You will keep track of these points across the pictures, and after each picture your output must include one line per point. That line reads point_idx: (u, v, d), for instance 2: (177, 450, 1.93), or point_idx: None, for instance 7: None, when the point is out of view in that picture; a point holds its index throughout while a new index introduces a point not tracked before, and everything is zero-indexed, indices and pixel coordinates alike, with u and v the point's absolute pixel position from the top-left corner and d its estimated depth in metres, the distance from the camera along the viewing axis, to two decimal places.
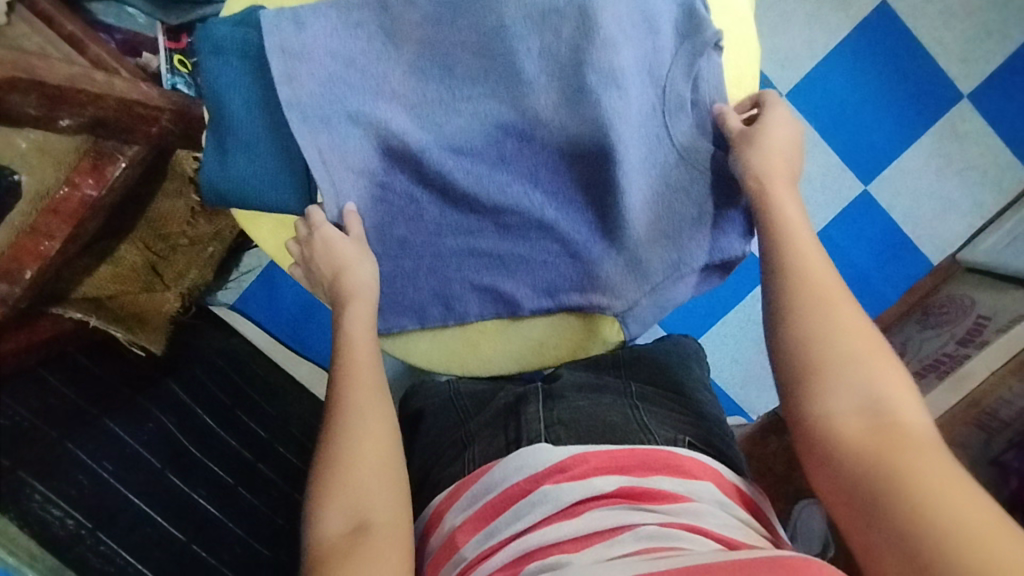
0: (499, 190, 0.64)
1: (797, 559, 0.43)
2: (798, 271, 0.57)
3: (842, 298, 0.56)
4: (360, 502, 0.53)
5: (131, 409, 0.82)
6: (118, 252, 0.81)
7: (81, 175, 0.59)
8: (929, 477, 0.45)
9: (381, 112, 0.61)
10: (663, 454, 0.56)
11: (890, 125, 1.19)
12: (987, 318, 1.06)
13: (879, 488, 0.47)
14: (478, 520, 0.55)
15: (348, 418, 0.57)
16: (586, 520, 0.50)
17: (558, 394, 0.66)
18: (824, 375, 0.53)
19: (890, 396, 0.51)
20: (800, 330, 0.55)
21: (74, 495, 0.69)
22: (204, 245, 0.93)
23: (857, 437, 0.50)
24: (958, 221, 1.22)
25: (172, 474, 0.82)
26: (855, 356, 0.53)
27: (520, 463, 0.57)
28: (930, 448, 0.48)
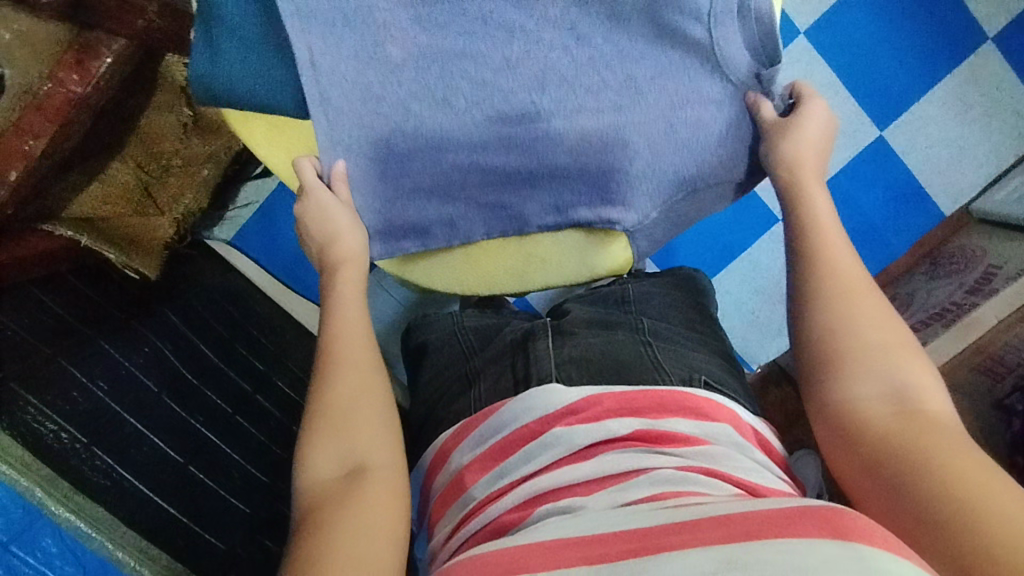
0: (505, 98, 0.60)
1: (829, 511, 0.38)
2: (826, 266, 0.57)
3: (867, 291, 0.55)
4: (348, 447, 0.53)
5: (126, 332, 0.82)
6: (110, 169, 0.80)
7: (65, 70, 0.56)
8: (949, 458, 0.44)
9: (383, 13, 0.58)
10: (678, 396, 0.55)
11: (909, 68, 1.15)
12: (998, 266, 1.04)
13: (900, 464, 0.45)
14: (486, 458, 0.55)
15: (340, 370, 0.57)
16: (600, 463, 0.50)
17: (568, 331, 0.66)
18: (848, 365, 0.52)
19: (917, 387, 0.50)
20: (823, 316, 0.55)
21: (68, 410, 0.68)
22: (199, 167, 0.87)
23: (882, 421, 0.48)
24: (973, 170, 1.19)
25: (169, 398, 0.81)
26: (882, 349, 0.52)
27: (531, 403, 0.56)
28: (953, 431, 0.46)
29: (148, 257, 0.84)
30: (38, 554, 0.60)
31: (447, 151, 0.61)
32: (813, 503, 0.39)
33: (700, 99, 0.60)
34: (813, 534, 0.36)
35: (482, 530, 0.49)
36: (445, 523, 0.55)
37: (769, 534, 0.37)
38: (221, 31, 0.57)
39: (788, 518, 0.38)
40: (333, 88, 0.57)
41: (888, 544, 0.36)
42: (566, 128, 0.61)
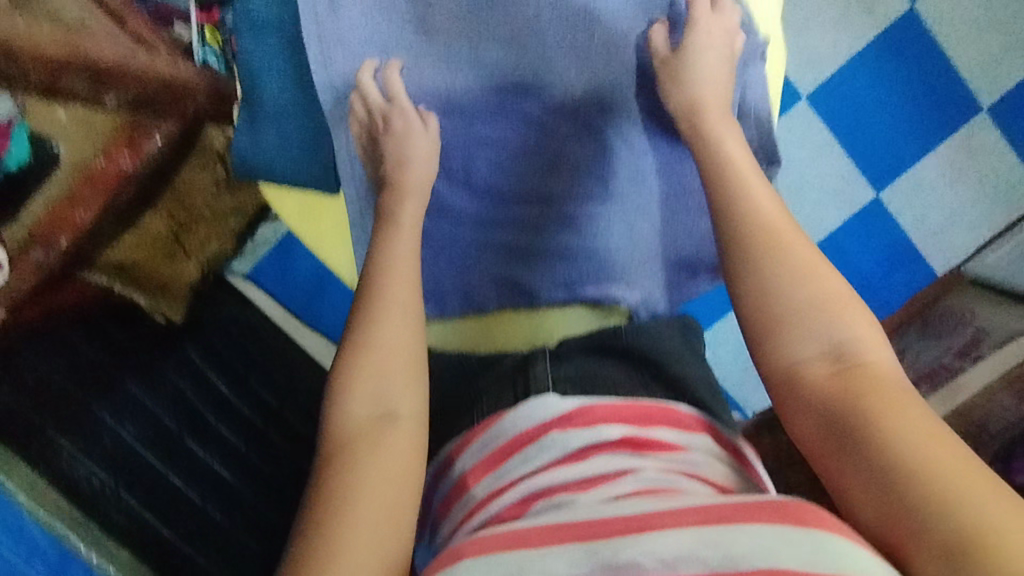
0: (520, 180, 0.65)
1: (795, 506, 0.41)
2: (757, 217, 0.53)
3: (795, 238, 0.52)
4: (384, 388, 0.53)
5: (149, 372, 0.86)
6: (143, 221, 0.82)
7: (117, 149, 0.62)
8: (894, 418, 0.43)
9: (413, 102, 0.65)
10: (667, 407, 0.54)
11: (905, 134, 1.19)
12: (986, 331, 1.08)
13: (852, 426, 0.44)
14: (489, 462, 0.53)
15: (384, 313, 0.56)
16: (592, 463, 0.49)
17: (562, 352, 0.62)
18: (787, 328, 0.49)
19: (852, 336, 0.48)
20: (758, 281, 0.51)
21: (99, 454, 0.74)
22: (226, 219, 0.94)
23: (823, 385, 0.47)
24: (965, 233, 1.23)
25: (189, 438, 0.85)
26: (812, 301, 0.50)
27: (529, 411, 0.55)
28: (893, 386, 0.45)
29: (173, 300, 0.91)
30: None
31: (466, 228, 0.67)
32: (770, 494, 0.43)
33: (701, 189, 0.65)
34: (770, 519, 0.40)
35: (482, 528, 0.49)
36: (449, 522, 0.53)
37: (738, 521, 0.41)
38: (265, 114, 0.67)
39: (751, 507, 0.41)
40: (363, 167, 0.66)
41: (844, 531, 0.40)
42: (576, 209, 0.65)
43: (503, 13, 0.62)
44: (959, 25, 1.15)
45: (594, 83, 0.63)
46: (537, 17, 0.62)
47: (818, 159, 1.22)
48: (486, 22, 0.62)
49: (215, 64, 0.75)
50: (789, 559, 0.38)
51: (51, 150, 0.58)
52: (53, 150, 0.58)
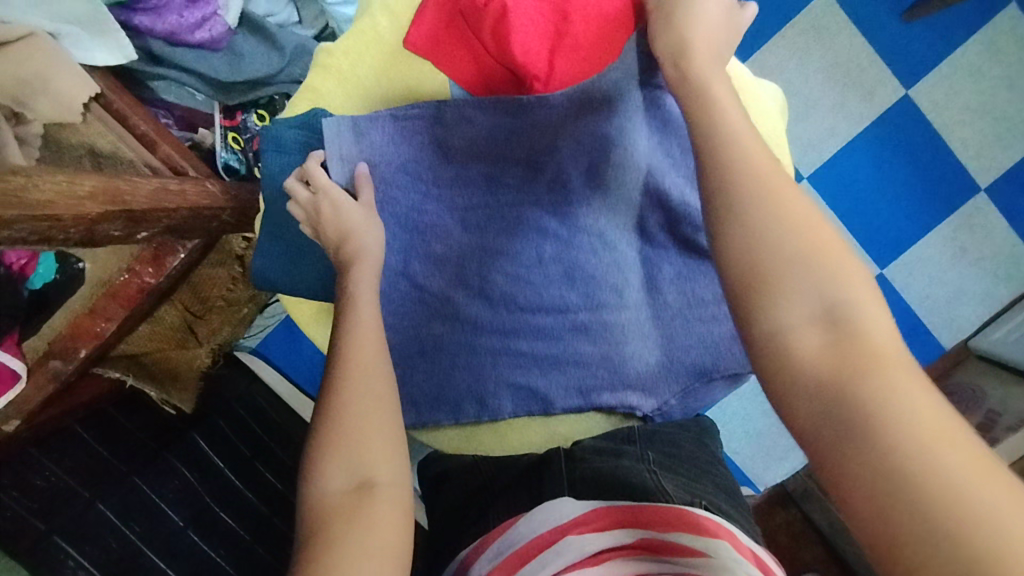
0: (536, 292, 0.66)
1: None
2: (744, 161, 0.40)
3: (787, 185, 0.40)
4: (358, 459, 0.49)
5: (158, 466, 0.85)
6: (158, 312, 0.84)
7: (141, 264, 0.61)
8: (905, 407, 0.31)
9: (430, 216, 0.66)
10: (682, 511, 0.52)
11: (907, 212, 1.22)
12: (998, 412, 1.07)
13: (866, 425, 0.31)
14: (505, 568, 0.52)
15: (349, 377, 0.52)
16: (604, 570, 0.48)
17: (579, 456, 0.62)
18: (776, 288, 0.36)
19: (847, 296, 0.36)
20: (743, 235, 0.38)
21: (103, 557, 0.74)
22: (240, 307, 0.92)
23: (816, 360, 0.34)
24: (971, 308, 1.25)
25: (193, 532, 0.84)
26: (803, 255, 0.37)
27: (545, 517, 0.54)
28: (913, 374, 0.33)
29: (184, 390, 0.90)
30: None
31: (483, 338, 0.67)
32: None
33: (715, 297, 0.66)
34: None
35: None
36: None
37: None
38: (284, 229, 0.65)
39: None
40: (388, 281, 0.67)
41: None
42: (592, 318, 0.66)
43: (519, 133, 0.63)
44: (953, 110, 1.18)
45: (607, 196, 0.64)
46: (553, 138, 0.63)
47: None
48: (503, 142, 0.64)
49: (235, 166, 0.79)
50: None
51: (76, 266, 0.59)
52: (78, 266, 0.59)
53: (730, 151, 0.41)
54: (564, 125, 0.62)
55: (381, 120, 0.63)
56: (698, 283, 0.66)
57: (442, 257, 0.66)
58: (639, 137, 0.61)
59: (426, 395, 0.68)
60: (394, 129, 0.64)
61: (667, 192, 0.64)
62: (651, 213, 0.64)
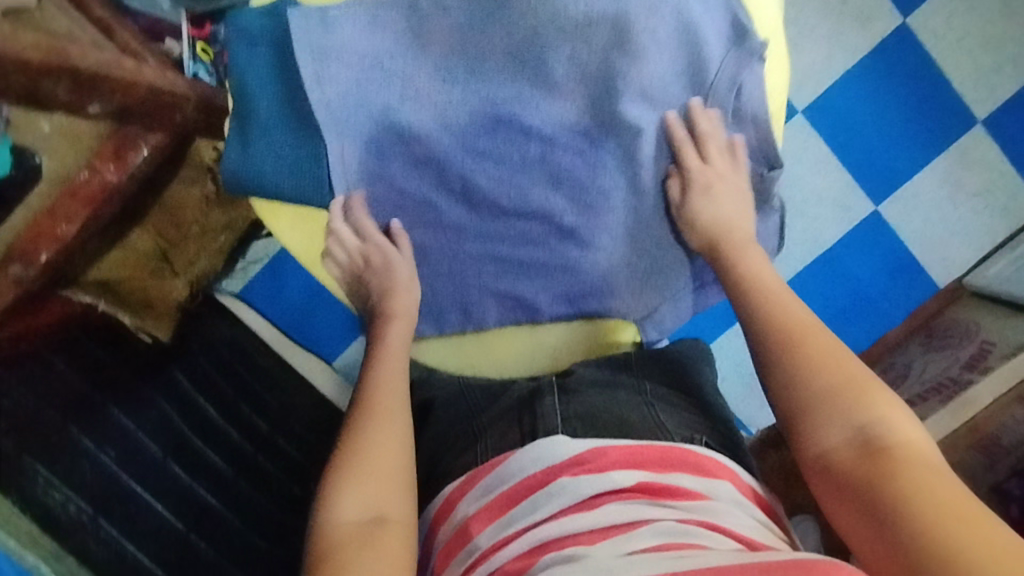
0: (520, 194, 0.63)
1: (830, 566, 0.42)
2: (781, 317, 0.60)
3: (817, 332, 0.59)
4: (373, 496, 0.54)
5: (135, 395, 0.83)
6: (130, 237, 0.80)
7: (102, 160, 0.59)
8: (921, 493, 0.47)
9: (406, 114, 0.61)
10: (682, 451, 0.56)
11: (903, 147, 1.19)
12: (992, 343, 1.06)
13: (885, 512, 0.48)
14: (494, 508, 0.55)
15: (373, 420, 0.58)
16: (603, 513, 0.51)
17: (574, 387, 0.64)
18: (813, 416, 0.55)
19: (875, 419, 0.53)
20: (785, 374, 0.57)
21: (77, 480, 0.70)
22: (216, 234, 0.91)
23: (853, 469, 0.52)
24: (966, 245, 1.22)
25: (173, 463, 0.81)
26: (838, 389, 0.55)
27: (537, 455, 0.56)
28: (925, 467, 0.49)
29: (161, 318, 0.89)
30: None
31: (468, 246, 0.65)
32: (808, 552, 0.44)
33: (704, 194, 0.65)
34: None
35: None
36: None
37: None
38: (255, 128, 0.61)
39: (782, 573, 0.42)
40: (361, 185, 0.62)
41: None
42: (581, 223, 0.64)
43: (498, 25, 0.60)
44: (950, 41, 1.16)
45: (593, 95, 0.62)
46: (536, 29, 0.60)
47: (815, 172, 1.21)
48: (483, 34, 0.60)
49: (205, 79, 0.74)
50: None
51: (34, 161, 0.56)
52: (36, 160, 0.56)
53: (767, 308, 0.61)
54: (547, 15, 0.60)
55: (352, 12, 0.60)
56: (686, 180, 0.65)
57: (416, 163, 0.62)
58: (627, 26, 0.60)
59: (413, 306, 0.68)
60: (366, 19, 0.60)
61: (654, 83, 0.62)
62: (640, 107, 0.62)
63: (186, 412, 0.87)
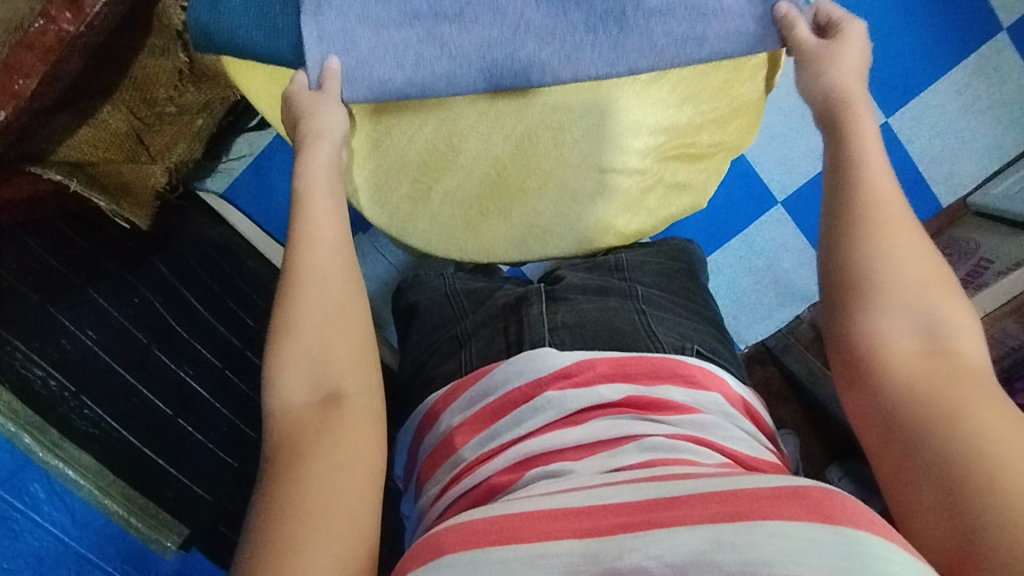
0: (502, 60, 0.57)
1: (819, 492, 0.39)
2: (865, 179, 0.49)
3: (905, 224, 0.48)
4: (318, 374, 0.48)
5: (116, 281, 0.82)
6: (102, 114, 0.76)
7: (57, 9, 0.59)
8: (986, 424, 0.39)
9: None
10: (673, 363, 0.56)
11: (919, 56, 1.15)
12: (990, 260, 1.04)
13: (934, 419, 0.40)
14: (477, 423, 0.54)
15: (310, 283, 0.51)
16: (590, 429, 0.50)
17: (562, 296, 0.64)
18: (878, 298, 0.45)
19: (945, 325, 0.44)
20: (855, 245, 0.47)
21: (57, 358, 0.73)
22: (193, 117, 0.86)
23: (908, 360, 0.43)
24: (975, 162, 1.18)
25: (158, 349, 0.81)
26: (911, 277, 0.46)
27: (522, 367, 0.55)
28: (987, 390, 0.41)
29: (139, 207, 0.85)
30: None
31: (444, 84, 0.58)
32: (809, 482, 0.40)
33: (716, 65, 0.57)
34: (805, 519, 0.37)
35: (470, 493, 0.50)
36: (434, 483, 0.55)
37: (759, 515, 0.37)
38: None
39: (776, 498, 0.38)
40: (331, 27, 0.57)
41: (878, 529, 0.37)
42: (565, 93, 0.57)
43: None
44: None
45: None
46: None
47: None
48: None
49: None
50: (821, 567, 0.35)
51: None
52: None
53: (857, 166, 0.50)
54: None
55: None
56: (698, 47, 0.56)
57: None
58: None
59: None
60: None
61: None
62: None
63: (170, 301, 0.85)
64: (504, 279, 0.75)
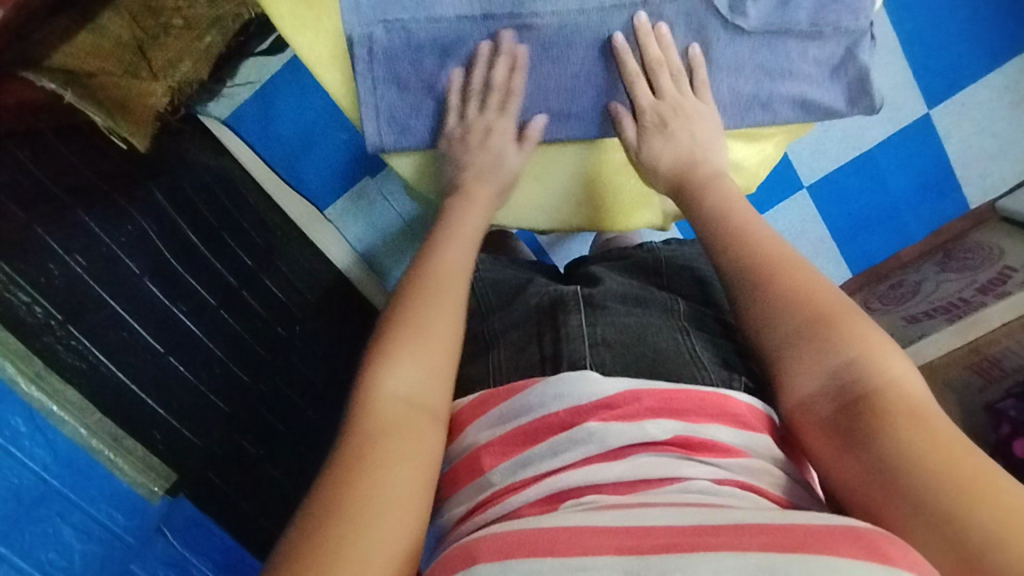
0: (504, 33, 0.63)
1: (877, 535, 0.41)
2: (752, 237, 0.59)
3: (791, 264, 0.57)
4: (429, 379, 0.53)
5: (107, 206, 0.75)
6: (102, 19, 0.72)
7: None
8: (934, 454, 0.44)
9: None
10: (721, 400, 0.56)
11: (974, 46, 1.08)
12: (1013, 269, 1.02)
13: (893, 467, 0.45)
14: (509, 446, 0.55)
15: (436, 296, 0.58)
16: (634, 466, 0.52)
17: (600, 304, 0.67)
18: (789, 352, 0.53)
19: (868, 355, 0.50)
20: (752, 304, 0.56)
21: (43, 283, 0.67)
22: (203, 34, 0.81)
23: (834, 413, 0.50)
24: (1008, 166, 1.15)
25: (150, 281, 0.76)
26: (816, 324, 0.53)
27: (560, 392, 0.56)
28: (923, 416, 0.46)
29: (138, 126, 0.79)
30: (7, 430, 0.65)
31: (499, 133, 0.68)
32: (857, 524, 0.42)
33: (783, 61, 0.66)
34: (861, 556, 0.39)
35: (499, 520, 0.51)
36: (458, 505, 0.56)
37: (814, 549, 0.39)
38: None
39: (832, 536, 0.40)
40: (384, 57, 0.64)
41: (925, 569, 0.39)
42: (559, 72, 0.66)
43: None
44: None
45: None
46: None
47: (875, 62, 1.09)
48: None
49: None
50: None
51: None
52: None
53: (742, 236, 0.59)
54: None
55: None
56: (771, 47, 0.65)
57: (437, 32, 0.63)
58: None
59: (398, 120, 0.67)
60: None
61: None
62: None
63: (167, 233, 0.80)
64: (532, 267, 0.81)
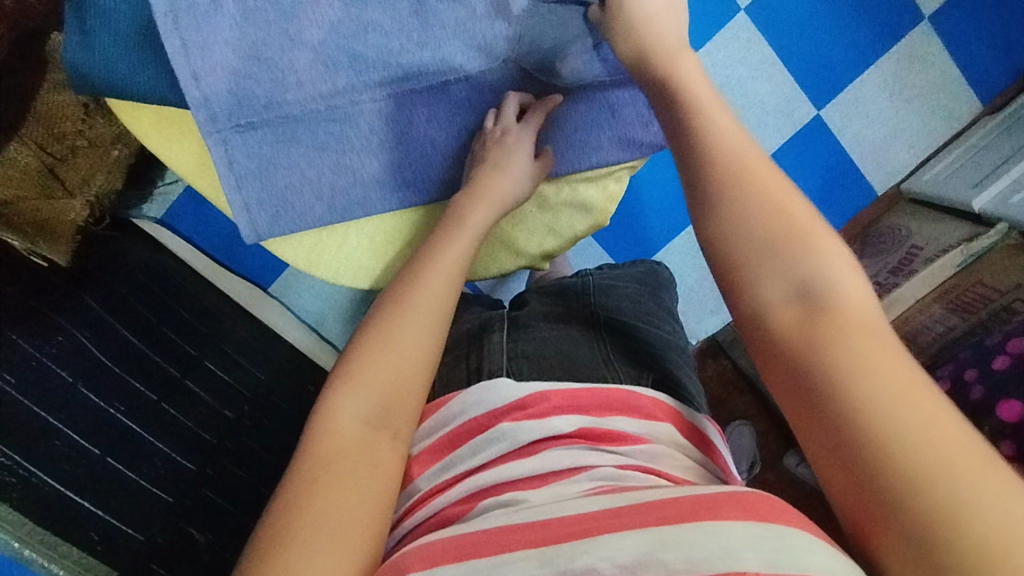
0: (350, 134, 0.69)
1: (754, 498, 0.44)
2: (719, 137, 0.52)
3: (764, 168, 0.50)
4: (385, 410, 0.52)
5: (38, 322, 0.78)
6: (10, 150, 0.83)
7: None
8: (885, 378, 0.39)
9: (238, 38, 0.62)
10: (625, 396, 0.60)
11: (847, 50, 1.16)
12: (919, 248, 1.11)
13: (838, 405, 0.40)
14: (437, 450, 0.59)
15: (400, 316, 0.56)
16: (544, 459, 0.54)
17: (524, 324, 0.72)
18: (748, 261, 0.47)
19: (828, 278, 0.45)
20: (718, 215, 0.49)
21: None
22: (107, 148, 0.93)
23: (789, 331, 0.44)
24: (905, 151, 1.21)
25: (85, 387, 0.78)
26: (778, 236, 0.46)
27: (478, 398, 0.60)
28: (878, 337, 0.42)
29: (58, 244, 0.86)
30: None
31: (361, 205, 0.72)
32: (736, 490, 0.44)
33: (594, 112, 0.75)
34: (740, 518, 0.41)
35: (427, 522, 0.53)
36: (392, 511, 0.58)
37: (702, 517, 0.41)
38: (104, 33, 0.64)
39: (715, 505, 0.43)
40: (240, 153, 0.67)
41: (798, 523, 0.42)
42: (407, 159, 0.72)
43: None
44: None
45: (481, 41, 0.69)
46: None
47: (756, 76, 1.15)
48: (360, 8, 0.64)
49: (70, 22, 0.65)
50: (755, 561, 0.38)
51: None
52: None
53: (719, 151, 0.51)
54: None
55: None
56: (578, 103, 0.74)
57: (286, 124, 0.67)
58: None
59: (269, 206, 0.70)
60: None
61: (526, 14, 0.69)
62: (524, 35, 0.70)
63: (100, 339, 0.83)
64: (471, 297, 0.85)
